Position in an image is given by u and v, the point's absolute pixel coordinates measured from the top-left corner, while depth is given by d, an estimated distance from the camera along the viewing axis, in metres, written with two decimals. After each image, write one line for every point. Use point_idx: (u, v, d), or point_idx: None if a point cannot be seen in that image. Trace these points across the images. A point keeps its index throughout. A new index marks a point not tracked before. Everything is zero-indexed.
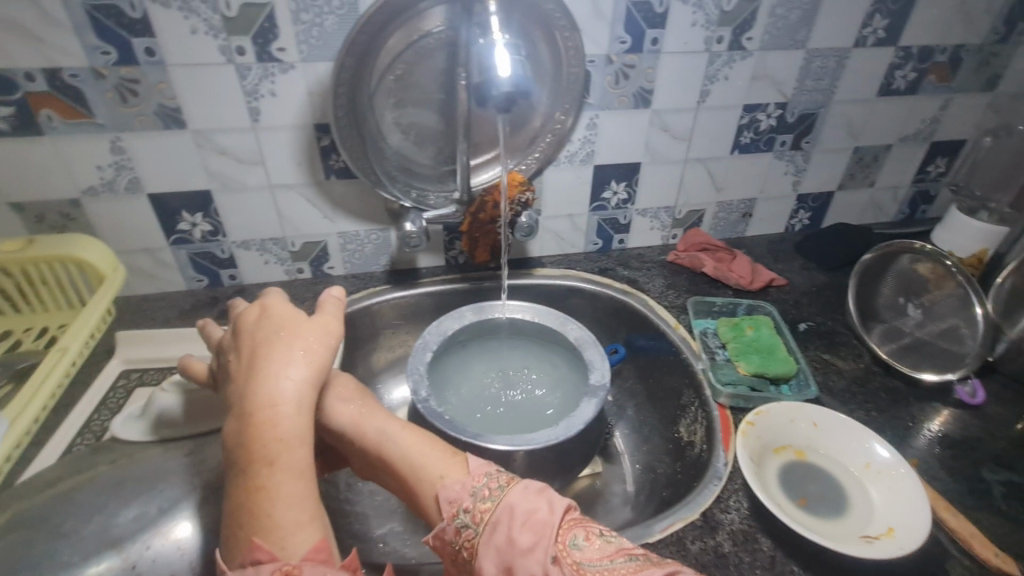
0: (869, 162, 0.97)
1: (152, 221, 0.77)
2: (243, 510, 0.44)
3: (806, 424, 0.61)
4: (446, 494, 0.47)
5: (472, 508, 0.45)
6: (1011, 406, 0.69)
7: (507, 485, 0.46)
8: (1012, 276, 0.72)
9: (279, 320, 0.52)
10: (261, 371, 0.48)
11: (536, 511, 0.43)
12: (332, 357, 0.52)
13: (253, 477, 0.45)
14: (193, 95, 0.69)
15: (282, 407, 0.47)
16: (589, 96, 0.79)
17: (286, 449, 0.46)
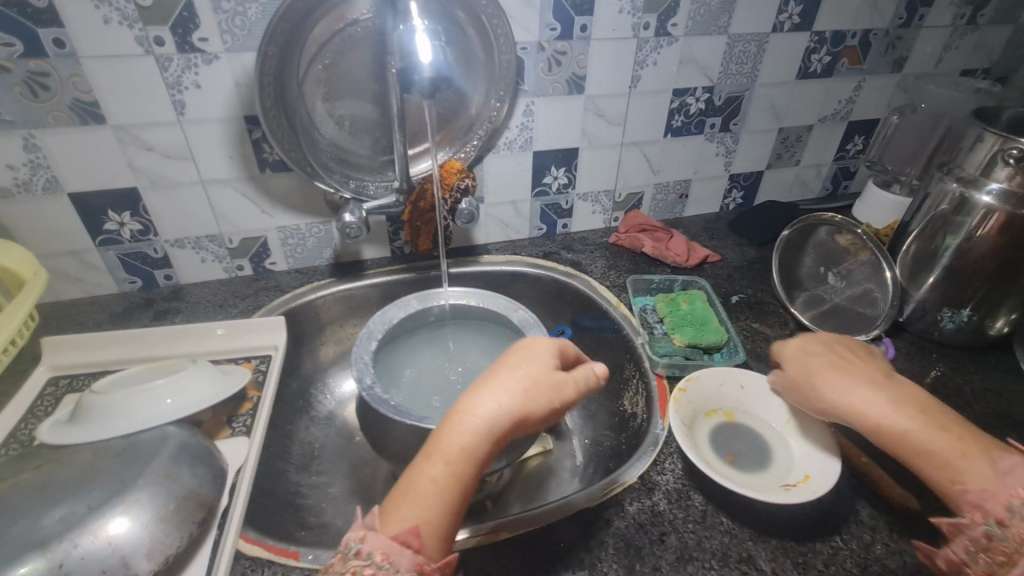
0: (794, 142, 1.03)
1: (75, 222, 0.74)
2: (402, 495, 0.47)
3: (735, 388, 0.65)
4: (970, 497, 0.47)
5: (1012, 523, 0.44)
6: (917, 361, 0.76)
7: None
8: (917, 242, 0.76)
9: (573, 376, 0.54)
10: (492, 389, 0.51)
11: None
12: (547, 399, 0.51)
13: (423, 470, 0.47)
14: (112, 88, 0.66)
15: (493, 427, 0.49)
16: (523, 82, 0.80)
17: (464, 461, 0.48)
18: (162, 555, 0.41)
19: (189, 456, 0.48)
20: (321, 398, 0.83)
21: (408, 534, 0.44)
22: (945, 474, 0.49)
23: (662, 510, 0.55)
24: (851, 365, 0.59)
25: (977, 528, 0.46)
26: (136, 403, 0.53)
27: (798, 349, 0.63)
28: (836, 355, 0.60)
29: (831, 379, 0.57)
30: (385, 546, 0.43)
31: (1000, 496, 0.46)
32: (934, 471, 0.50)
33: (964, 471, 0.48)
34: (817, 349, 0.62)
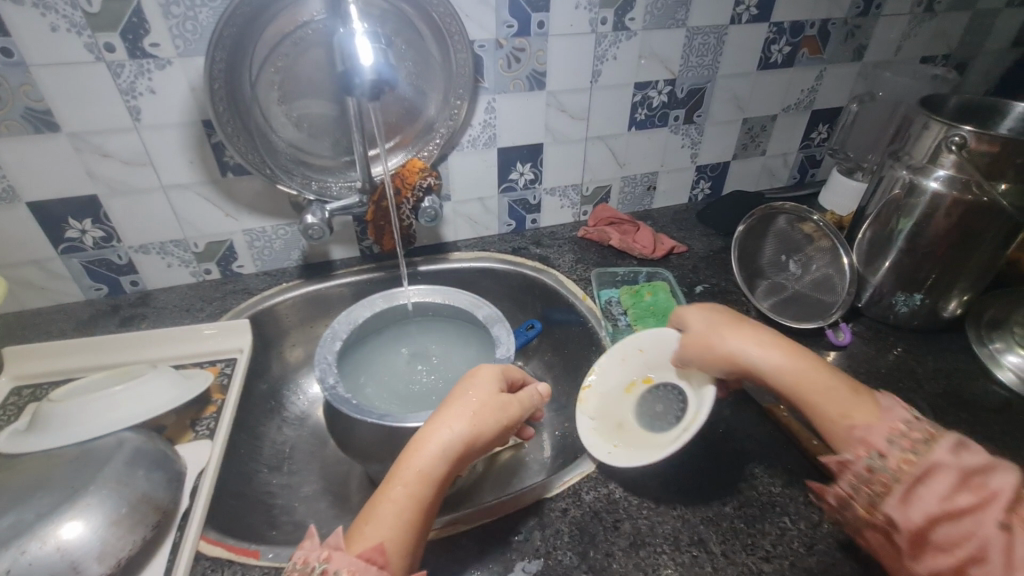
0: (759, 132, 1.04)
1: (34, 230, 0.74)
2: (365, 517, 0.46)
3: (634, 353, 0.62)
4: (857, 433, 0.47)
5: (891, 455, 0.44)
6: (874, 344, 0.77)
7: (936, 439, 0.44)
8: (872, 228, 0.78)
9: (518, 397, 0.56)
10: (445, 416, 0.52)
11: (995, 468, 0.41)
12: (494, 421, 0.53)
13: (385, 494, 0.47)
14: (64, 96, 0.66)
15: (448, 449, 0.50)
16: (483, 80, 0.80)
17: (423, 484, 0.48)
18: (114, 559, 0.42)
19: (143, 460, 0.48)
20: (293, 399, 0.84)
21: (372, 552, 0.43)
22: (835, 408, 0.49)
23: (617, 498, 0.56)
24: (738, 323, 0.55)
25: (860, 462, 0.46)
26: (92, 411, 0.54)
27: (685, 314, 0.58)
28: (714, 318, 0.56)
29: (738, 338, 0.54)
30: (352, 563, 0.42)
31: (883, 427, 0.46)
32: (828, 406, 0.49)
33: (850, 410, 0.48)
34: (693, 315, 0.57)
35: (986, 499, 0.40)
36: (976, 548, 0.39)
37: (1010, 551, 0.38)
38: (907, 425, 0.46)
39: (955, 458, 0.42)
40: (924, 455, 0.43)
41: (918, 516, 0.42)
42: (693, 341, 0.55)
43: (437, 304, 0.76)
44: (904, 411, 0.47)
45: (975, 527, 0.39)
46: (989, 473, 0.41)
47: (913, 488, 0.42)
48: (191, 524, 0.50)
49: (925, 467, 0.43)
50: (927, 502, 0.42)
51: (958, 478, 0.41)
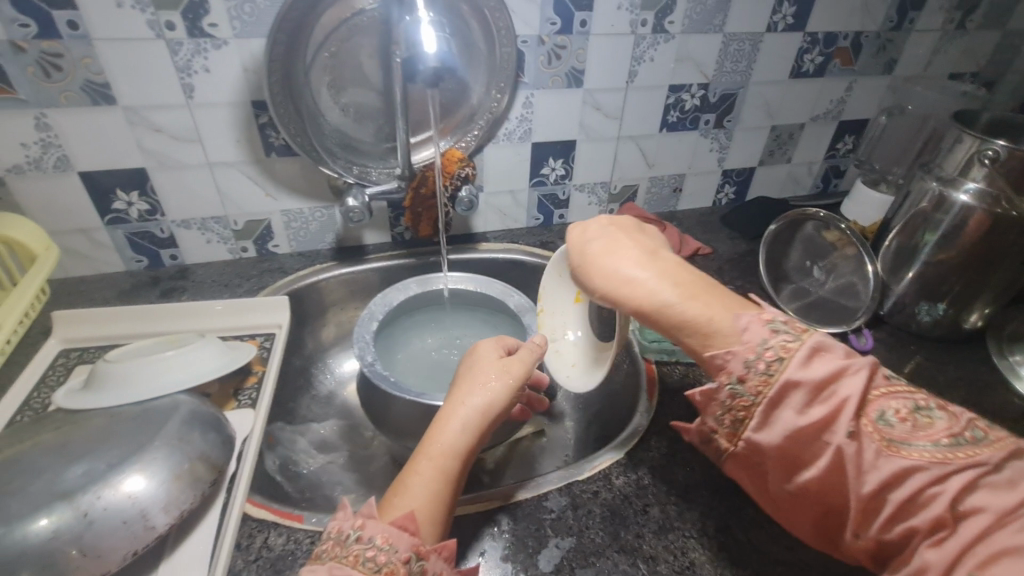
0: (786, 139, 1.06)
1: (84, 200, 0.76)
2: (396, 491, 0.47)
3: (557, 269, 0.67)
4: (716, 361, 0.44)
5: (751, 378, 0.42)
6: (896, 352, 0.79)
7: (788, 354, 0.41)
8: (897, 238, 0.80)
9: (518, 357, 0.59)
10: (461, 394, 0.54)
11: (844, 372, 0.40)
12: (503, 389, 0.55)
13: (415, 470, 0.48)
14: (122, 70, 0.68)
15: (469, 423, 0.52)
16: (524, 75, 0.82)
17: (450, 457, 0.50)
18: (177, 510, 0.44)
19: (199, 422, 0.50)
20: (322, 377, 0.86)
21: (404, 518, 0.44)
22: (697, 340, 0.44)
23: (646, 483, 0.58)
24: (636, 241, 0.48)
25: (722, 390, 0.43)
26: (145, 374, 0.56)
27: (580, 236, 0.50)
28: (628, 238, 0.48)
29: (614, 263, 0.47)
30: (385, 530, 0.43)
31: (742, 348, 0.43)
32: (691, 338, 0.44)
33: (716, 330, 0.43)
34: (594, 233, 0.50)
35: (836, 408, 0.39)
36: (826, 464, 0.39)
37: (861, 461, 0.38)
38: (763, 344, 0.42)
39: (805, 371, 0.40)
40: (777, 374, 0.41)
41: (778, 436, 0.41)
42: (588, 262, 0.48)
43: (470, 291, 0.78)
44: (761, 324, 0.43)
45: (828, 443, 0.39)
46: (837, 377, 0.40)
47: (771, 411, 0.41)
48: (237, 487, 0.52)
49: (779, 387, 0.41)
50: (785, 423, 0.40)
51: (810, 393, 0.40)
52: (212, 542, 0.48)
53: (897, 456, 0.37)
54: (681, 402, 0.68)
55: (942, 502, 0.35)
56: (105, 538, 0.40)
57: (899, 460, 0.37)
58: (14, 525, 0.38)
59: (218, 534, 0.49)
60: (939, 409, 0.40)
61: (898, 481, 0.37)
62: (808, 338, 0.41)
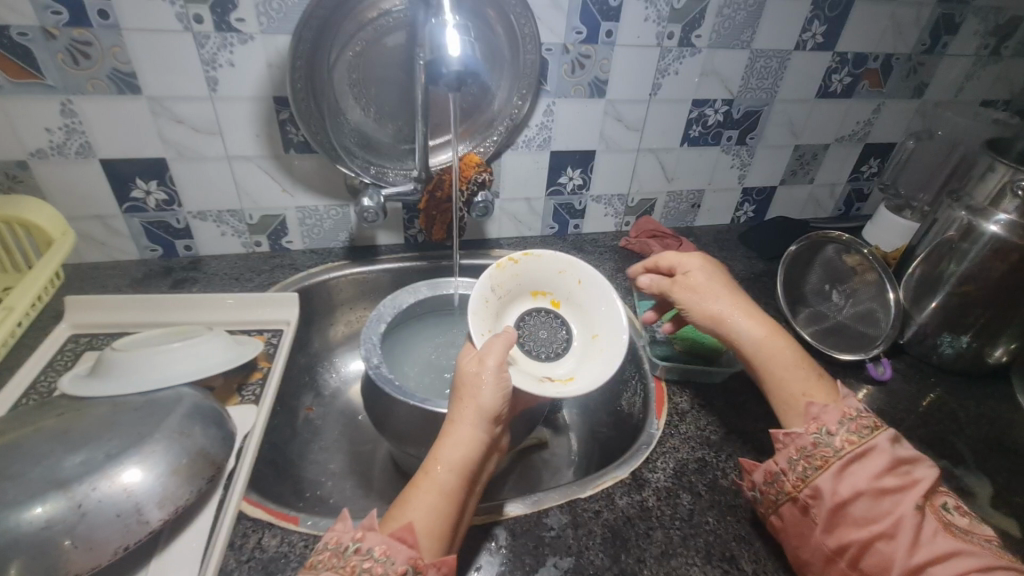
0: (809, 160, 1.04)
1: (104, 187, 0.77)
2: (398, 503, 0.47)
3: (571, 279, 0.69)
4: (812, 412, 0.53)
5: (841, 434, 0.50)
6: (915, 383, 0.77)
7: (880, 430, 0.50)
8: (921, 266, 0.78)
9: (491, 347, 0.54)
10: (455, 405, 0.53)
11: (916, 463, 0.48)
12: (488, 388, 0.52)
13: (417, 484, 0.48)
14: (148, 60, 0.68)
15: (464, 436, 0.50)
16: (546, 83, 0.82)
17: (448, 471, 0.48)
18: (172, 506, 0.43)
19: (201, 416, 0.50)
20: (327, 376, 0.85)
21: (401, 530, 0.44)
22: (799, 389, 0.55)
23: (650, 506, 0.56)
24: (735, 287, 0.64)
25: (808, 437, 0.51)
26: (151, 364, 0.56)
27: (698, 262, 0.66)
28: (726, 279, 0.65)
29: (725, 305, 0.61)
30: (383, 542, 0.43)
31: (836, 410, 0.52)
32: (792, 385, 0.56)
33: (814, 393, 0.55)
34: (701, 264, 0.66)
35: (905, 484, 0.47)
36: (887, 527, 0.45)
37: (918, 531, 0.44)
38: (859, 414, 0.51)
39: (890, 447, 0.49)
40: (867, 439, 0.49)
41: (850, 490, 0.47)
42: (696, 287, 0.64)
43: None
44: (858, 402, 0.53)
45: (892, 505, 0.46)
46: (911, 463, 0.48)
47: (850, 465, 0.48)
48: (234, 485, 0.51)
49: (865, 448, 0.48)
50: (861, 479, 0.47)
51: (889, 464, 0.48)
52: (206, 540, 0.47)
53: (948, 538, 0.44)
54: (690, 423, 0.66)
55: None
56: (99, 530, 0.40)
57: (947, 542, 0.44)
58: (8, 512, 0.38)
59: (212, 532, 0.48)
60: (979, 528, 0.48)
61: (948, 557, 0.43)
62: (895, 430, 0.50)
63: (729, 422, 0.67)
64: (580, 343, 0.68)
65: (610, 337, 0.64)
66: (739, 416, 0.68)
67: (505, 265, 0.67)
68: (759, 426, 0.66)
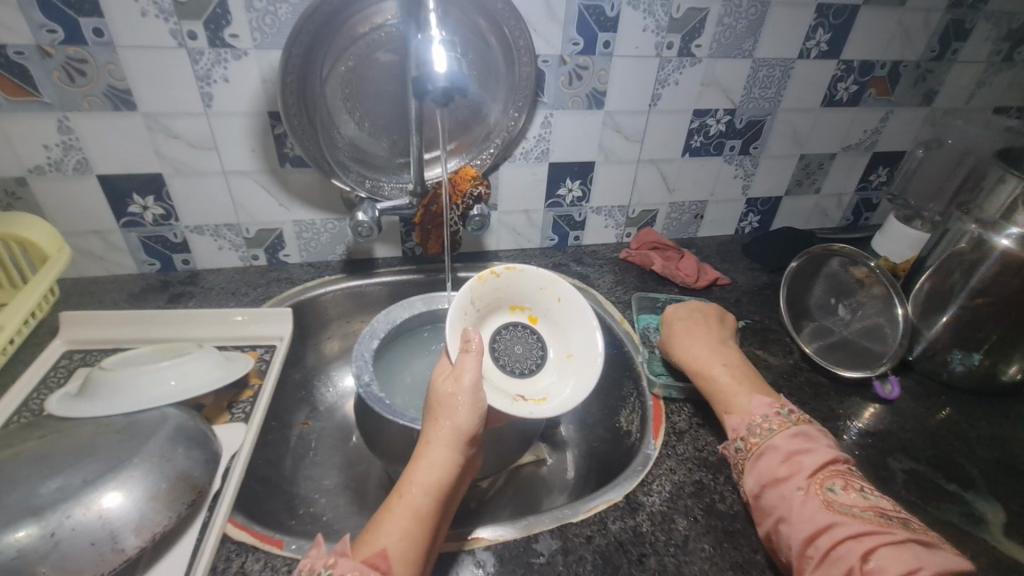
0: (815, 169, 1.01)
1: (101, 203, 0.77)
2: (371, 528, 0.46)
3: (552, 296, 0.69)
4: (732, 423, 0.59)
5: (750, 438, 0.56)
6: (924, 402, 0.74)
7: (779, 428, 0.55)
8: (930, 280, 0.75)
9: (461, 365, 0.55)
10: (428, 428, 0.53)
11: (809, 451, 0.53)
12: (463, 410, 0.52)
13: (390, 508, 0.47)
14: (143, 77, 0.69)
15: (439, 457, 0.50)
16: (543, 95, 0.81)
17: (422, 494, 0.48)
18: (149, 532, 0.43)
19: (184, 438, 0.49)
20: (323, 390, 0.85)
21: (375, 556, 0.43)
22: (719, 404, 0.62)
23: (644, 531, 0.55)
24: (711, 328, 0.71)
25: (732, 445, 0.58)
26: (139, 383, 0.55)
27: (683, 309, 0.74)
28: (709, 322, 0.72)
29: (694, 343, 0.68)
30: (355, 568, 0.42)
31: (744, 419, 0.58)
32: (716, 399, 0.62)
33: (734, 405, 0.60)
34: (687, 309, 0.74)
35: (796, 471, 0.51)
36: (781, 514, 0.50)
37: (804, 511, 0.49)
38: (765, 418, 0.57)
39: (787, 442, 0.54)
40: (766, 439, 0.55)
41: (755, 484, 0.53)
42: (675, 325, 0.72)
43: None
44: (768, 405, 0.58)
45: (785, 493, 0.50)
46: (805, 453, 0.52)
47: (756, 463, 0.54)
48: (219, 508, 0.51)
49: (762, 448, 0.54)
50: (761, 473, 0.53)
51: (784, 457, 0.53)
52: (186, 564, 0.47)
53: (828, 512, 0.48)
54: (688, 444, 0.64)
55: (853, 553, 0.45)
56: (73, 558, 0.39)
57: (826, 516, 0.48)
58: None
59: (194, 557, 0.47)
60: (891, 507, 0.49)
61: (826, 532, 0.47)
62: (798, 425, 0.55)
63: None
64: (555, 360, 0.69)
65: (585, 356, 0.65)
66: None
67: (487, 279, 0.67)
68: None
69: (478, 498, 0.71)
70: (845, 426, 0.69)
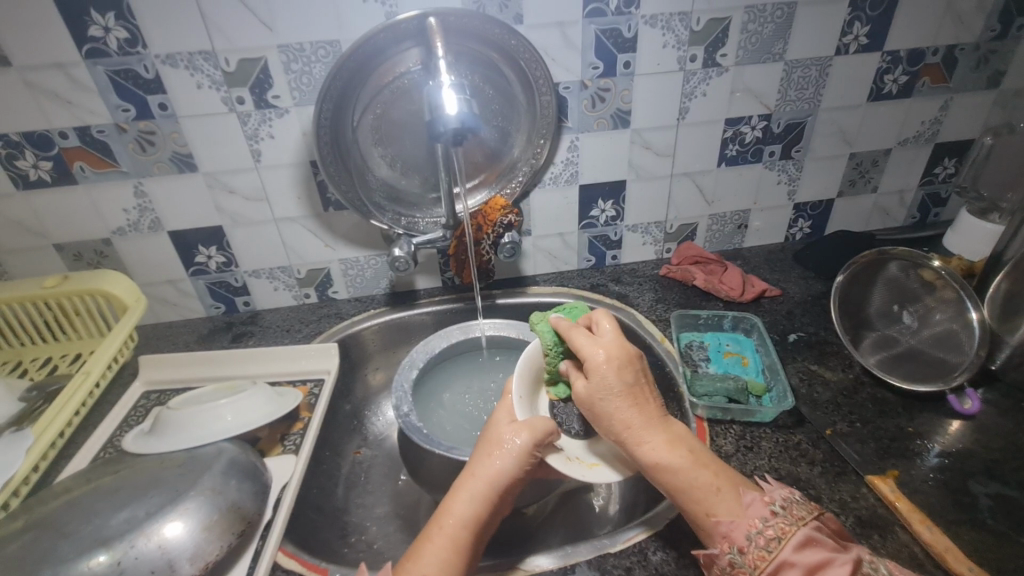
0: (869, 167, 0.95)
1: (173, 255, 0.85)
2: (409, 557, 0.48)
3: None
4: (720, 528, 0.47)
5: (750, 551, 0.45)
6: (1013, 417, 0.66)
7: (785, 536, 0.44)
8: (1007, 279, 0.69)
9: (529, 420, 0.55)
10: (475, 463, 0.53)
11: (831, 562, 0.42)
12: (510, 455, 0.53)
13: (428, 539, 0.49)
14: (202, 142, 0.76)
15: (479, 493, 0.51)
16: (568, 119, 0.82)
17: (460, 527, 0.49)
18: (203, 561, 0.46)
19: (237, 471, 0.53)
20: (373, 419, 0.87)
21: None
22: (701, 506, 0.49)
23: (687, 563, 0.52)
24: (646, 395, 0.54)
25: (723, 556, 0.46)
26: (200, 419, 0.61)
27: (605, 356, 0.53)
28: (637, 385, 0.54)
29: (629, 417, 0.53)
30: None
31: (743, 524, 0.46)
32: (692, 506, 0.49)
33: (715, 506, 0.48)
34: (610, 356, 0.54)
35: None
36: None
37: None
38: (764, 523, 0.45)
39: (798, 555, 0.43)
40: (774, 552, 0.44)
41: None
42: (600, 394, 0.53)
43: (507, 336, 0.79)
44: (763, 505, 0.47)
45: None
46: (825, 568, 0.42)
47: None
48: (270, 536, 0.54)
49: (775, 566, 0.43)
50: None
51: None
52: None
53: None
54: (734, 468, 0.61)
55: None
56: None
57: None
58: (62, 567, 0.43)
59: None
60: None
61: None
62: (803, 529, 0.44)
63: (782, 466, 0.61)
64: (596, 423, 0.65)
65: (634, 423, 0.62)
66: (793, 460, 0.62)
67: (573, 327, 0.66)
68: (817, 470, 0.60)
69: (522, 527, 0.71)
70: (917, 445, 0.63)
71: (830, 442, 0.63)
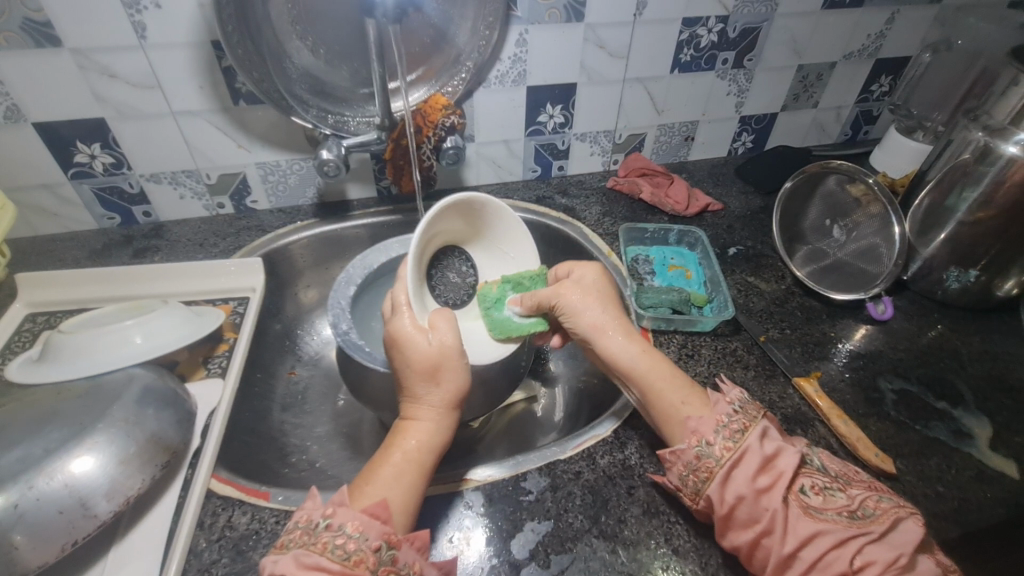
0: (813, 81, 0.94)
1: (44, 153, 0.71)
2: (366, 478, 0.46)
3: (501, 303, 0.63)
4: (691, 424, 0.49)
5: (717, 443, 0.47)
6: (916, 321, 0.73)
7: (749, 428, 0.47)
8: (929, 195, 0.72)
9: (437, 318, 0.53)
10: (425, 387, 0.51)
11: (783, 452, 0.46)
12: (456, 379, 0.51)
13: (386, 462, 0.47)
14: (65, 8, 0.60)
15: (436, 419, 0.51)
16: (517, 7, 0.72)
17: (419, 453, 0.48)
18: (121, 497, 0.44)
19: (152, 399, 0.49)
20: (306, 339, 0.82)
21: (374, 506, 0.42)
22: (678, 395, 0.51)
23: (633, 464, 0.55)
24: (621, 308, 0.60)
25: (691, 451, 0.47)
26: (103, 344, 0.54)
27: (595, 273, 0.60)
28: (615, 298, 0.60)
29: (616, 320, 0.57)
30: (356, 518, 0.41)
31: (710, 419, 0.48)
32: (671, 394, 0.52)
33: (688, 399, 0.51)
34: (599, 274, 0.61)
35: (776, 479, 0.45)
36: (763, 528, 0.43)
37: (787, 522, 0.43)
38: (729, 418, 0.48)
39: (762, 445, 0.46)
40: (741, 441, 0.46)
41: (732, 496, 0.44)
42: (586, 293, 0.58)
43: None
44: (726, 404, 0.49)
45: (767, 507, 0.43)
46: (778, 456, 0.46)
47: (729, 472, 0.45)
48: (200, 465, 0.51)
49: (739, 453, 0.46)
50: (740, 484, 0.45)
51: (759, 464, 0.45)
52: (172, 522, 0.47)
53: (812, 520, 0.43)
54: None
55: (847, 562, 0.40)
56: (41, 527, 0.40)
57: (809, 525, 0.42)
58: None
59: (178, 517, 0.47)
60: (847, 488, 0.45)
61: (814, 542, 0.42)
62: (763, 419, 0.48)
63: (720, 371, 0.64)
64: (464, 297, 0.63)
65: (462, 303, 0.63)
66: (730, 365, 0.65)
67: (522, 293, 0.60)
68: (750, 374, 0.64)
69: (470, 439, 0.71)
70: (836, 348, 0.68)
71: (764, 348, 0.67)
